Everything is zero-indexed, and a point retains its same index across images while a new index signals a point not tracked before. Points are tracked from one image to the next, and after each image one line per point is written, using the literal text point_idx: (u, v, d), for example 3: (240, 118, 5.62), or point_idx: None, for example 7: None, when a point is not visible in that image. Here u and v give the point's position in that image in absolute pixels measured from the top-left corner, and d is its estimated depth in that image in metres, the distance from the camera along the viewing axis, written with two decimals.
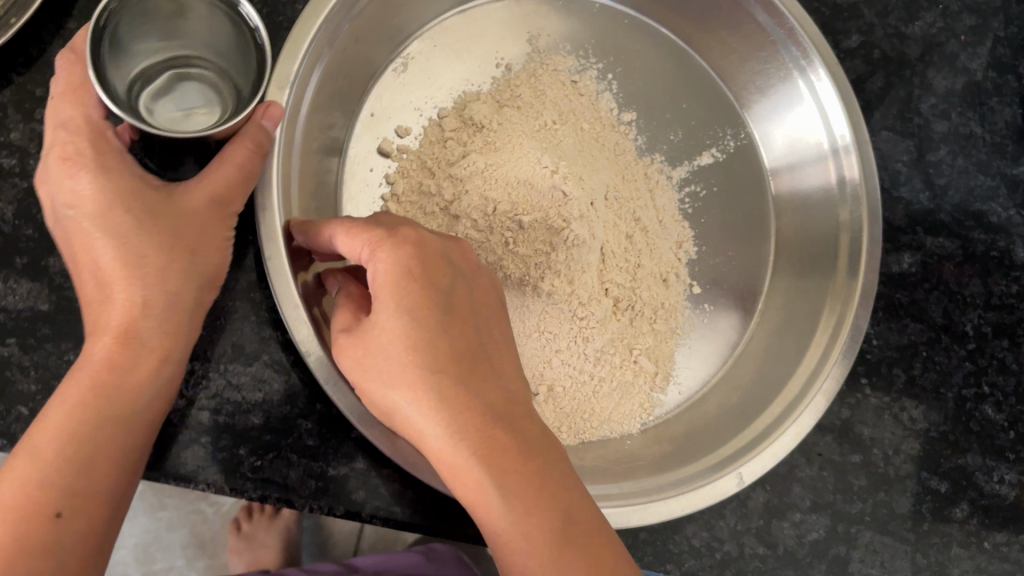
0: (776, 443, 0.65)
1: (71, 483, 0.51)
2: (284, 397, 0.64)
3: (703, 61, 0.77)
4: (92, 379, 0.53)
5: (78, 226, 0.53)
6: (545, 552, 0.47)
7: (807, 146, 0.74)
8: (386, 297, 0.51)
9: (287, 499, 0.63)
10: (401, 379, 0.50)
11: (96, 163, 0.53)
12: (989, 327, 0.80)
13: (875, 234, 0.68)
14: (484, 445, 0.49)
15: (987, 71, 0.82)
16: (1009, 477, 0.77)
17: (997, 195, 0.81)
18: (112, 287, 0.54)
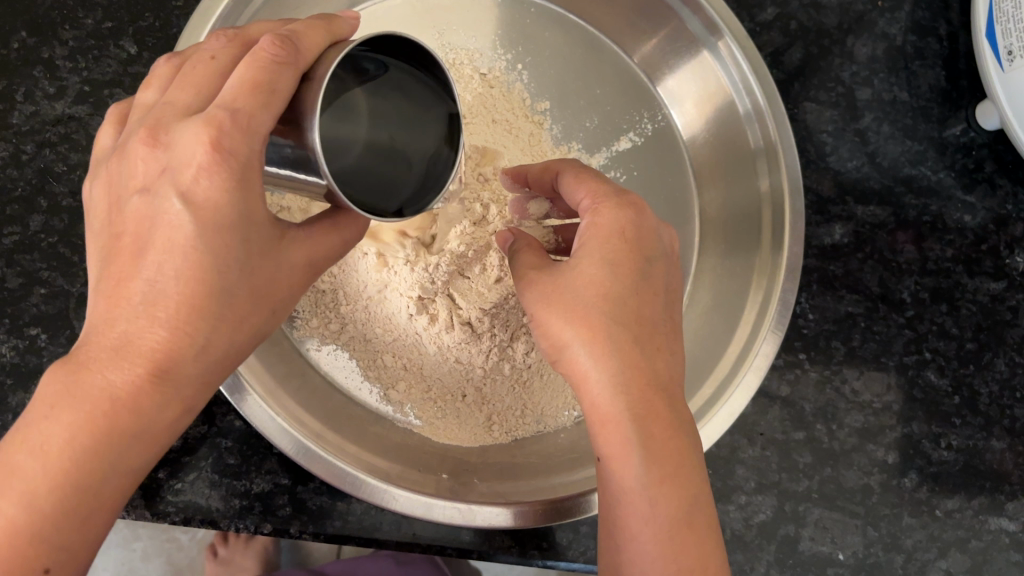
0: (708, 426, 0.64)
1: (58, 545, 0.39)
2: (201, 416, 0.62)
3: (614, 44, 0.76)
4: (105, 422, 0.39)
5: (174, 214, 0.39)
6: (663, 521, 0.47)
7: (727, 122, 0.72)
8: (591, 245, 0.50)
9: (212, 520, 0.62)
10: (585, 321, 0.48)
11: (243, 173, 0.39)
12: (926, 293, 0.79)
13: (799, 206, 0.67)
14: (640, 406, 0.48)
15: (906, 35, 0.81)
16: (956, 442, 0.76)
17: (926, 159, 0.80)
18: (171, 317, 0.39)
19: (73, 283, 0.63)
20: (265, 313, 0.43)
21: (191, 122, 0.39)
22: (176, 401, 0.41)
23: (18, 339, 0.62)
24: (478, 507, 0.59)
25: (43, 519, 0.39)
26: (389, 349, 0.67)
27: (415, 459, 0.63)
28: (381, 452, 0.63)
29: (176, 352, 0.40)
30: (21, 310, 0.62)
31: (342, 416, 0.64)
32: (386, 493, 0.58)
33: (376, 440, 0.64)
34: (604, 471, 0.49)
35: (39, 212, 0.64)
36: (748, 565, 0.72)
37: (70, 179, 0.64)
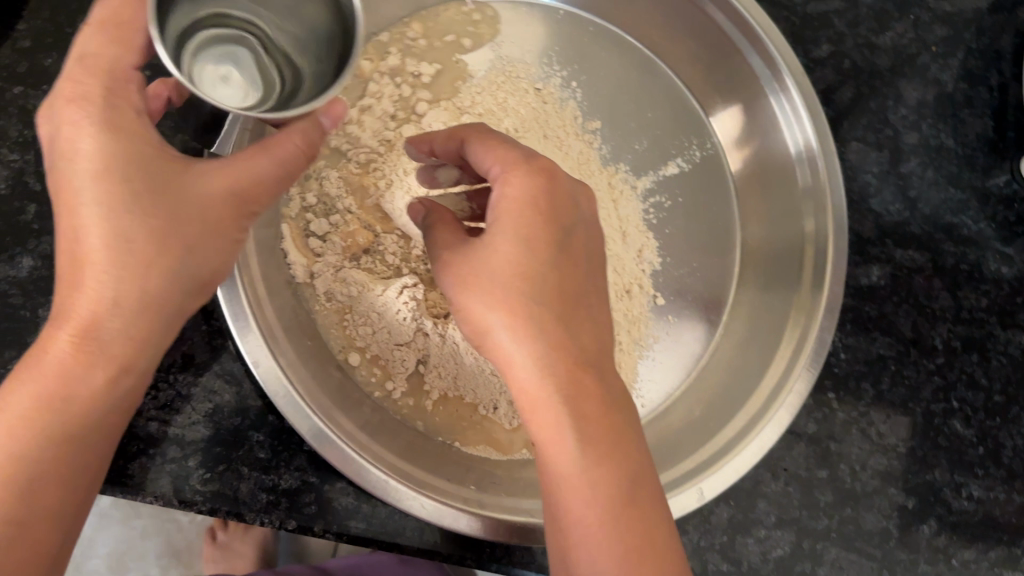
0: (739, 458, 0.63)
1: (6, 523, 0.45)
2: (236, 409, 0.63)
3: (669, 69, 0.77)
4: (45, 406, 0.46)
5: (67, 179, 0.45)
6: (603, 498, 0.48)
7: (776, 157, 0.73)
8: (504, 216, 0.51)
9: (237, 512, 0.62)
10: (503, 304, 0.50)
11: (105, 118, 0.45)
12: (958, 340, 0.79)
13: (843, 247, 0.67)
14: (568, 386, 0.49)
15: (957, 82, 0.82)
16: (978, 493, 0.76)
17: (967, 208, 0.80)
18: (85, 281, 0.45)
19: None
20: (175, 258, 0.47)
21: (65, 91, 0.45)
22: (101, 361, 0.47)
23: None
24: (503, 519, 0.60)
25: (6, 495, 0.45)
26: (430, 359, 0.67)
27: (441, 467, 0.64)
28: (403, 454, 0.63)
29: (110, 313, 0.46)
30: None
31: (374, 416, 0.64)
32: (413, 500, 0.59)
33: (407, 444, 0.64)
34: (540, 454, 0.50)
35: None
36: None
37: None
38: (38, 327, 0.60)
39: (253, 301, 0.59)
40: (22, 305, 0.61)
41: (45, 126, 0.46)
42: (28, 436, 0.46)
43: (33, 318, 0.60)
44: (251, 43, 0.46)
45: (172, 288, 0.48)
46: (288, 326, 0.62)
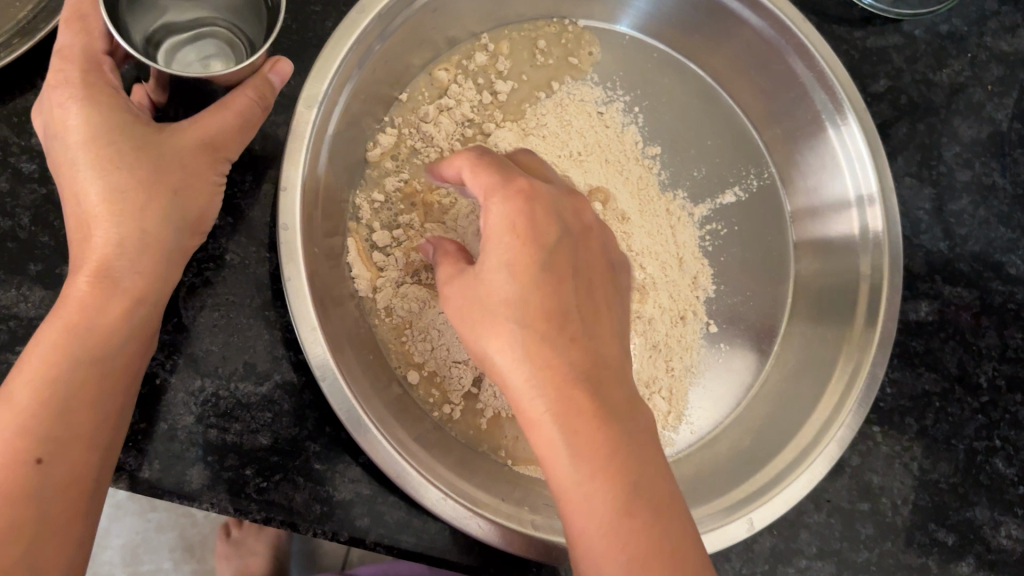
0: (788, 490, 0.64)
1: (46, 436, 0.52)
2: (293, 419, 0.63)
3: (730, 98, 0.78)
4: (76, 329, 0.54)
5: (65, 149, 0.53)
6: (606, 514, 0.48)
7: (833, 195, 0.74)
8: (491, 243, 0.52)
9: (291, 523, 0.62)
10: (494, 330, 0.51)
11: (83, 91, 0.53)
12: (1004, 379, 0.79)
13: (897, 286, 0.68)
14: (563, 405, 0.49)
15: (1011, 122, 0.82)
16: (1016, 532, 0.77)
17: (1017, 248, 0.81)
18: (93, 225, 0.54)
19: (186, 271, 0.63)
20: (166, 196, 0.55)
21: None
22: (119, 294, 0.55)
23: None
24: (555, 540, 0.61)
25: (39, 411, 0.52)
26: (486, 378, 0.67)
27: (495, 487, 0.64)
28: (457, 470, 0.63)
29: (117, 254, 0.54)
30: None
31: (427, 434, 0.65)
32: (468, 519, 0.59)
33: (461, 461, 0.65)
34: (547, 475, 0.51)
35: None
36: None
37: None
38: None
39: (320, 314, 0.59)
40: None
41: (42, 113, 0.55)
42: (45, 377, 0.53)
43: None
44: (223, 35, 0.59)
45: (169, 229, 0.56)
46: (352, 339, 0.64)
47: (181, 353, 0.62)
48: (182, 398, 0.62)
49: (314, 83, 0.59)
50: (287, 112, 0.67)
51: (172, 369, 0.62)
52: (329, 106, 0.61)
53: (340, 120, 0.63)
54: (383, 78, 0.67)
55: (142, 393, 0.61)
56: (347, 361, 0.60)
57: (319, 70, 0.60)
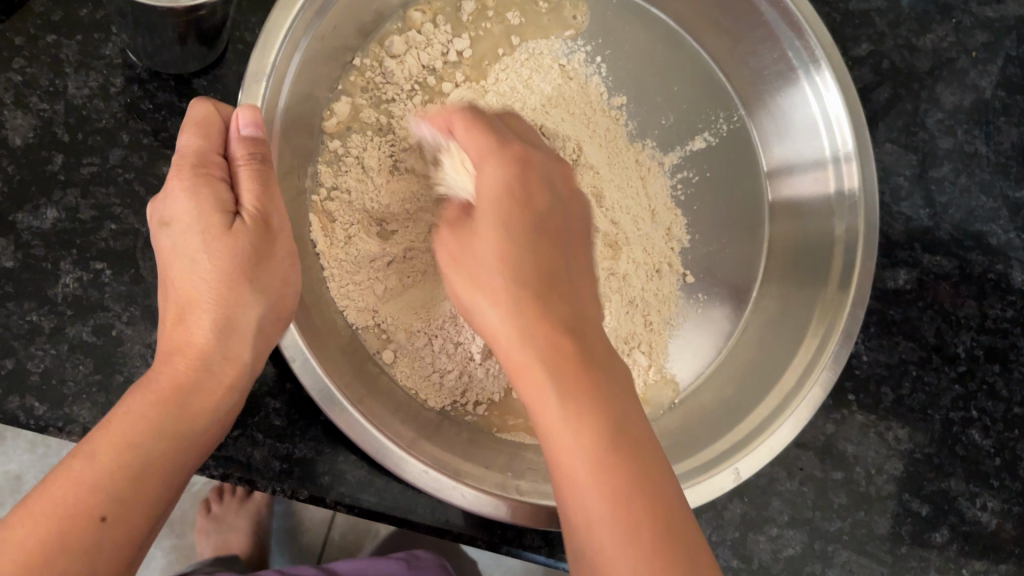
0: (763, 446, 0.63)
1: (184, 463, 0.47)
2: (253, 375, 0.62)
3: (695, 42, 0.78)
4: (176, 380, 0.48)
5: (180, 222, 0.50)
6: (590, 449, 0.44)
7: (808, 152, 0.74)
8: (484, 200, 0.54)
9: (250, 479, 0.61)
10: (489, 287, 0.51)
11: (197, 178, 0.51)
12: (981, 350, 0.78)
13: (873, 244, 0.68)
14: (553, 351, 0.47)
15: (995, 89, 0.81)
16: (992, 504, 0.76)
17: (998, 217, 0.80)
18: (194, 277, 0.50)
19: (144, 222, 0.61)
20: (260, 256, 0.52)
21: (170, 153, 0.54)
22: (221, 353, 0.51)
23: (83, 271, 0.60)
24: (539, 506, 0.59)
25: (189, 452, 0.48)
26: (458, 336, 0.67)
27: (479, 456, 0.63)
28: (450, 447, 0.62)
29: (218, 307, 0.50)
30: (90, 243, 0.60)
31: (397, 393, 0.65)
32: (452, 489, 0.57)
33: (436, 431, 0.64)
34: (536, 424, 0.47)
35: (120, 146, 0.62)
36: None
37: (155, 118, 0.63)
38: (60, 281, 0.59)
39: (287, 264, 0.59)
40: (45, 258, 0.60)
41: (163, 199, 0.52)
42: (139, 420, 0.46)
43: (56, 271, 0.60)
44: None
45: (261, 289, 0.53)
46: (310, 295, 0.63)
47: (136, 305, 0.60)
48: (138, 350, 0.60)
49: (268, 39, 0.57)
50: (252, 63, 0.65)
51: (128, 321, 0.60)
52: (286, 56, 0.59)
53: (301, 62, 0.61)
54: (346, 20, 0.65)
55: (96, 344, 0.59)
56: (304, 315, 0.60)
57: (272, 26, 0.57)
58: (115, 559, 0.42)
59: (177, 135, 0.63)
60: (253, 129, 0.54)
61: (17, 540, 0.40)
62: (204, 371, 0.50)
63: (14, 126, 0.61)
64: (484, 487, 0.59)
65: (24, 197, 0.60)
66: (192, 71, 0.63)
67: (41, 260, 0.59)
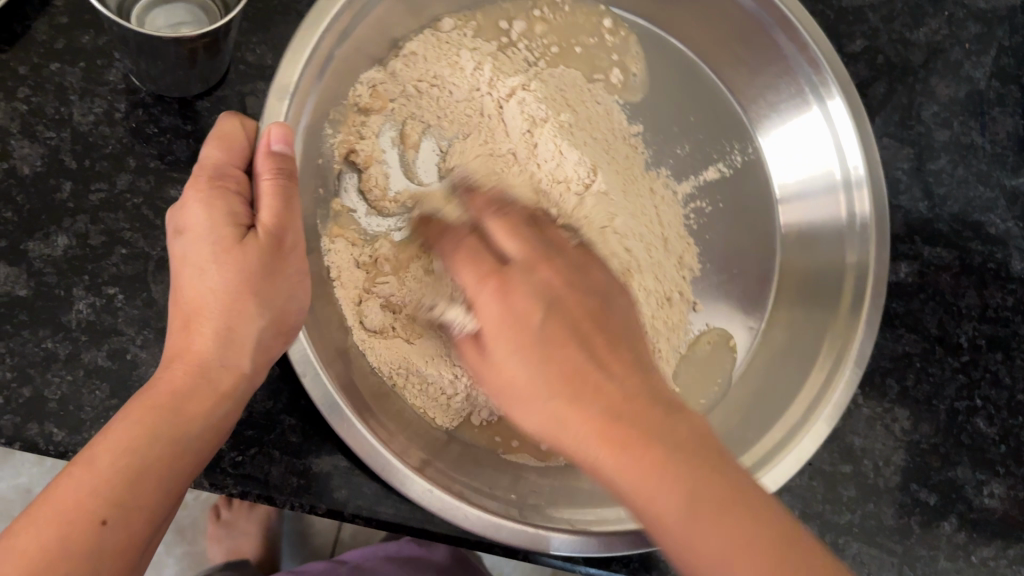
0: (780, 466, 0.64)
1: (183, 471, 0.50)
2: (267, 392, 0.63)
3: (713, 74, 0.80)
4: (180, 387, 0.51)
5: (193, 232, 0.53)
6: (672, 502, 0.43)
7: (819, 172, 0.76)
8: (489, 306, 0.51)
9: (268, 496, 0.62)
10: (535, 382, 0.48)
11: (210, 195, 0.53)
12: (983, 339, 0.79)
13: (884, 263, 0.70)
14: (612, 433, 0.45)
15: (989, 80, 0.81)
16: (999, 491, 0.77)
17: (996, 207, 0.80)
18: (202, 285, 0.53)
19: (154, 246, 0.62)
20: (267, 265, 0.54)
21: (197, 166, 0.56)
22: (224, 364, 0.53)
23: (95, 297, 0.60)
24: (547, 531, 0.58)
25: (188, 461, 0.51)
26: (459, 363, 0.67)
27: (490, 475, 0.64)
28: (468, 472, 0.63)
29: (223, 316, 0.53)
30: (101, 268, 0.61)
31: (409, 415, 0.66)
32: (457, 509, 0.57)
33: (444, 451, 0.65)
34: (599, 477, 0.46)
35: (127, 171, 0.62)
36: None
37: (160, 142, 0.63)
38: (73, 308, 0.60)
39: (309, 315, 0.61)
40: (57, 285, 0.60)
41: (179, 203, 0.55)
42: (142, 427, 0.49)
43: (69, 298, 0.60)
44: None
45: (267, 301, 0.55)
46: (329, 328, 0.63)
47: (150, 329, 0.61)
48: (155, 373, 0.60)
49: (295, 55, 0.58)
50: (255, 83, 0.65)
51: (142, 345, 0.60)
52: (311, 76, 0.60)
53: (321, 95, 0.63)
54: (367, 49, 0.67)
55: (112, 369, 0.60)
56: (328, 357, 0.61)
57: (297, 46, 0.58)
58: (115, 560, 0.45)
59: (183, 158, 0.63)
60: (282, 145, 0.55)
61: (24, 546, 0.43)
62: (201, 379, 0.52)
63: (21, 155, 0.61)
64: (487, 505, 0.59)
65: (35, 226, 0.61)
66: (195, 94, 0.63)
67: (53, 287, 0.60)
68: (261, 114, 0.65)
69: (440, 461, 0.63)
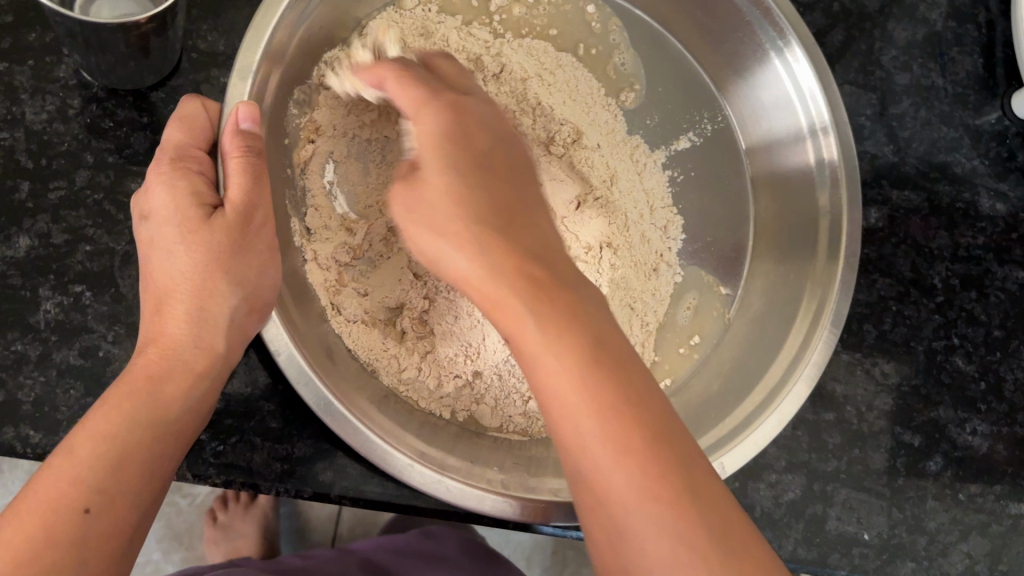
0: (762, 426, 0.63)
1: (165, 455, 0.50)
2: (246, 380, 0.62)
3: (679, 45, 0.80)
4: (156, 371, 0.51)
5: (161, 219, 0.53)
6: (628, 472, 0.42)
7: (788, 132, 0.75)
8: (428, 148, 0.55)
9: (253, 484, 0.61)
10: (454, 228, 0.51)
11: (173, 180, 0.53)
12: (957, 279, 0.79)
13: (856, 219, 0.70)
14: (530, 289, 0.47)
15: (946, 21, 0.82)
16: (981, 428, 0.77)
17: (961, 146, 0.81)
18: (171, 267, 0.53)
19: (119, 241, 0.61)
20: (234, 247, 0.54)
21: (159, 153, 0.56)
22: (199, 346, 0.53)
23: (63, 296, 0.60)
24: (526, 501, 0.58)
25: (170, 445, 0.51)
26: (439, 349, 0.67)
27: (476, 453, 0.63)
28: (452, 449, 0.62)
29: (195, 304, 0.53)
30: (66, 267, 0.60)
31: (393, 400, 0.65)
32: (436, 483, 0.57)
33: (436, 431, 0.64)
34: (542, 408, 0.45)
35: (85, 167, 0.62)
36: (777, 543, 0.71)
37: (117, 136, 0.62)
38: (41, 308, 0.59)
39: (284, 301, 0.60)
40: (22, 287, 0.59)
41: (142, 191, 0.55)
42: (119, 413, 0.49)
43: (35, 299, 0.59)
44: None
45: (239, 283, 0.55)
46: (305, 314, 0.62)
47: (120, 325, 0.60)
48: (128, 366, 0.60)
49: (253, 37, 0.57)
50: (207, 70, 0.65)
51: (114, 341, 0.60)
52: (272, 60, 0.59)
53: (280, 83, 0.61)
54: (328, 28, 0.67)
55: (85, 367, 0.59)
56: (309, 345, 0.60)
57: (257, 28, 0.57)
58: (101, 550, 0.45)
59: (142, 151, 0.63)
60: (251, 124, 0.55)
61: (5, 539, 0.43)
62: (176, 361, 0.52)
63: None
64: (468, 480, 0.58)
65: None
66: (148, 86, 0.63)
67: (19, 289, 0.59)
68: (216, 100, 0.64)
69: (429, 437, 0.63)
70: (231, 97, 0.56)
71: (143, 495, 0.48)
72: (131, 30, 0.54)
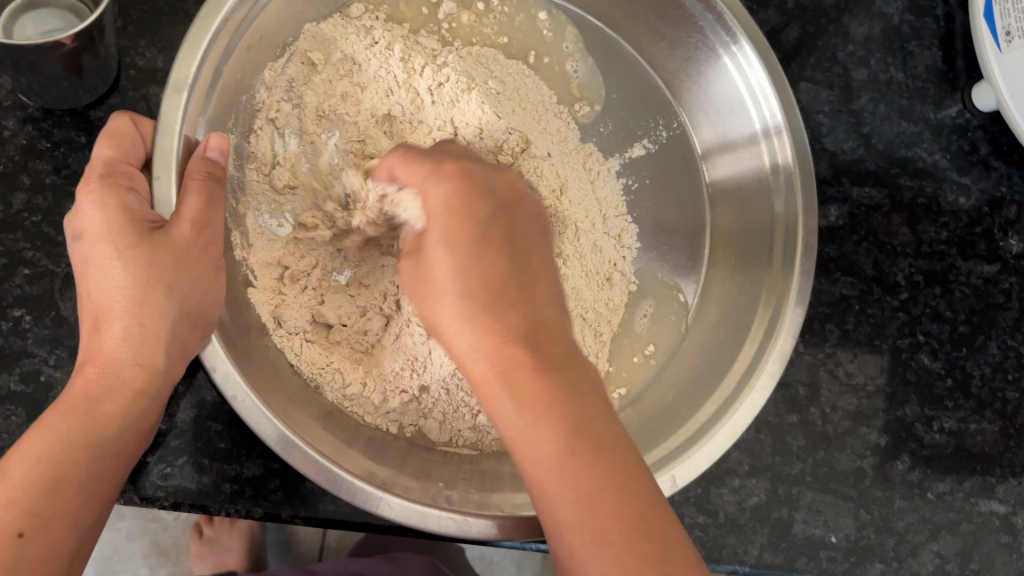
0: (716, 437, 0.62)
1: (103, 475, 0.50)
2: (192, 400, 0.61)
3: (634, 50, 0.79)
4: (91, 392, 0.50)
5: (94, 236, 0.52)
6: (588, 520, 0.42)
7: (743, 138, 0.74)
8: (433, 223, 0.52)
9: (201, 505, 0.61)
10: (445, 306, 0.49)
11: (107, 197, 0.52)
12: (921, 275, 0.79)
13: (812, 225, 0.69)
14: (505, 367, 0.46)
15: (903, 15, 0.81)
16: (949, 425, 0.76)
17: (921, 140, 0.80)
18: (105, 286, 0.52)
19: (59, 263, 0.60)
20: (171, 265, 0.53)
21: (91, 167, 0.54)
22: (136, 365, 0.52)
23: (2, 321, 0.59)
24: (473, 518, 0.57)
25: (109, 466, 0.50)
26: (383, 364, 0.66)
27: (426, 470, 0.62)
28: (401, 467, 0.61)
29: (130, 324, 0.52)
30: (5, 291, 0.59)
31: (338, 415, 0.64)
32: (377, 499, 0.56)
33: (385, 447, 0.63)
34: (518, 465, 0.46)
35: (22, 189, 0.61)
36: (742, 549, 0.70)
37: (55, 156, 0.62)
38: None
39: (226, 321, 0.59)
40: None
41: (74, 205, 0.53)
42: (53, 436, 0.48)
43: None
44: (61, 4, 0.60)
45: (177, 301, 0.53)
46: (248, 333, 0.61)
47: (62, 348, 0.59)
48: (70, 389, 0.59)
49: (188, 52, 0.56)
50: (146, 87, 0.64)
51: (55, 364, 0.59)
52: (208, 77, 0.58)
53: (218, 100, 0.61)
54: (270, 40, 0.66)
55: (25, 393, 0.58)
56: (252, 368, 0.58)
57: (191, 44, 0.56)
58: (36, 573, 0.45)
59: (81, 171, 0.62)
60: (217, 152, 0.56)
61: None
62: (114, 380, 0.51)
63: None
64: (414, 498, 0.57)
65: None
66: (84, 105, 0.62)
67: None
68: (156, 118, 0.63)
69: (378, 456, 0.62)
70: (167, 109, 0.55)
71: (79, 518, 0.48)
72: (57, 50, 0.54)
